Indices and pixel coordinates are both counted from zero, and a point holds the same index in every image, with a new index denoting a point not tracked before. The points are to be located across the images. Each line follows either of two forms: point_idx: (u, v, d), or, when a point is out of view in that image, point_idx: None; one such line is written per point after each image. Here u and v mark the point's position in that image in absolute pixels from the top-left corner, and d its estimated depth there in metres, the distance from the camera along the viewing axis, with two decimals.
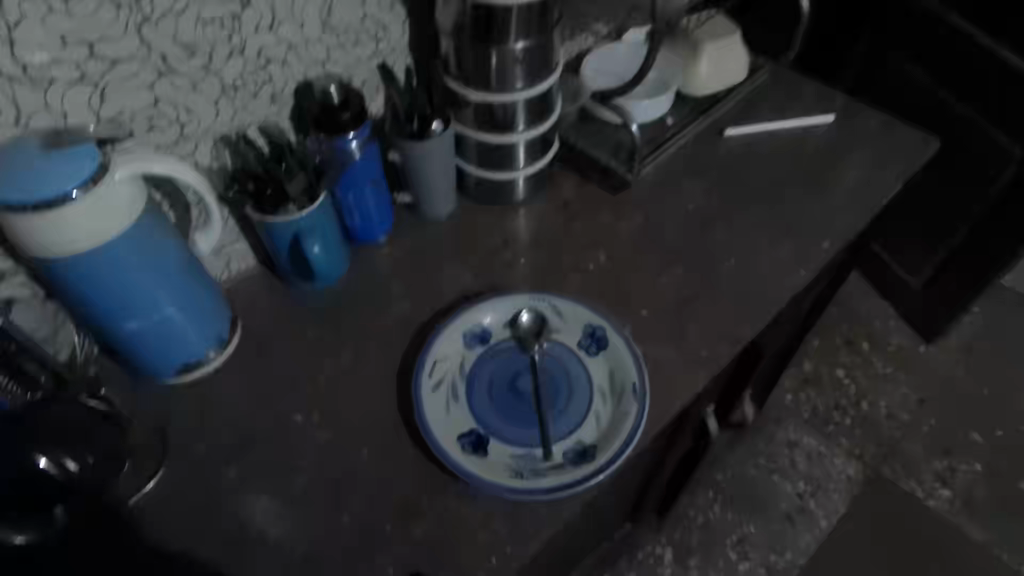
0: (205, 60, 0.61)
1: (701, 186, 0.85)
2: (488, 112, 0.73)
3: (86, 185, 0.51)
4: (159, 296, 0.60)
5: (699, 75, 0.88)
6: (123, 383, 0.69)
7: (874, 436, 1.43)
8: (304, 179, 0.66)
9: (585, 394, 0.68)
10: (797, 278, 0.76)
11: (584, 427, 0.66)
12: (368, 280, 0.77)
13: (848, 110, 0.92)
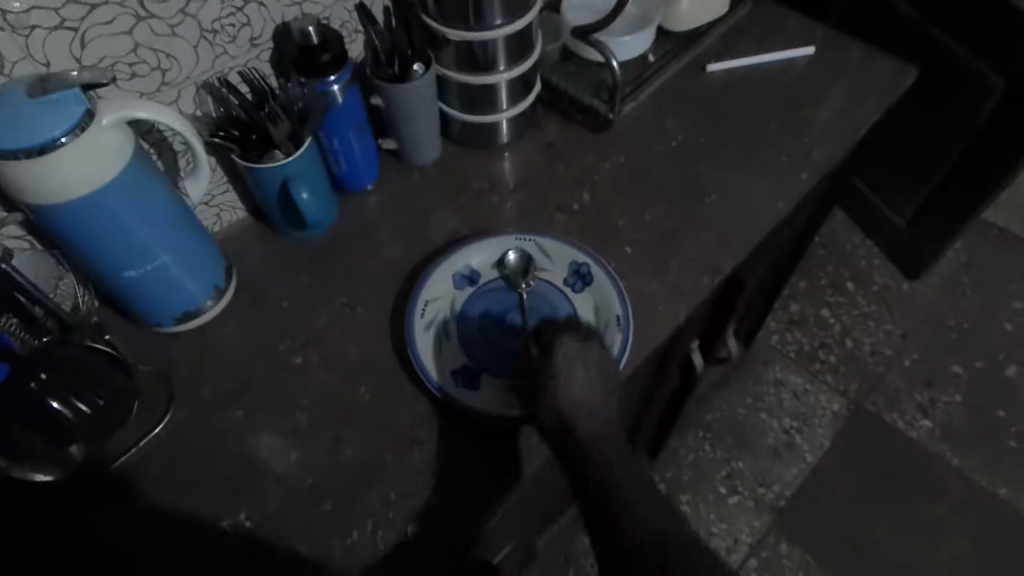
0: (181, 3, 0.61)
1: (683, 124, 0.85)
2: (468, 53, 0.73)
3: (75, 130, 0.52)
4: (155, 243, 0.61)
5: (677, 11, 0.88)
6: (125, 331, 0.71)
7: (858, 371, 1.48)
8: (288, 125, 0.66)
9: None
10: (776, 212, 0.78)
11: None
12: (357, 225, 0.79)
13: (829, 41, 0.92)
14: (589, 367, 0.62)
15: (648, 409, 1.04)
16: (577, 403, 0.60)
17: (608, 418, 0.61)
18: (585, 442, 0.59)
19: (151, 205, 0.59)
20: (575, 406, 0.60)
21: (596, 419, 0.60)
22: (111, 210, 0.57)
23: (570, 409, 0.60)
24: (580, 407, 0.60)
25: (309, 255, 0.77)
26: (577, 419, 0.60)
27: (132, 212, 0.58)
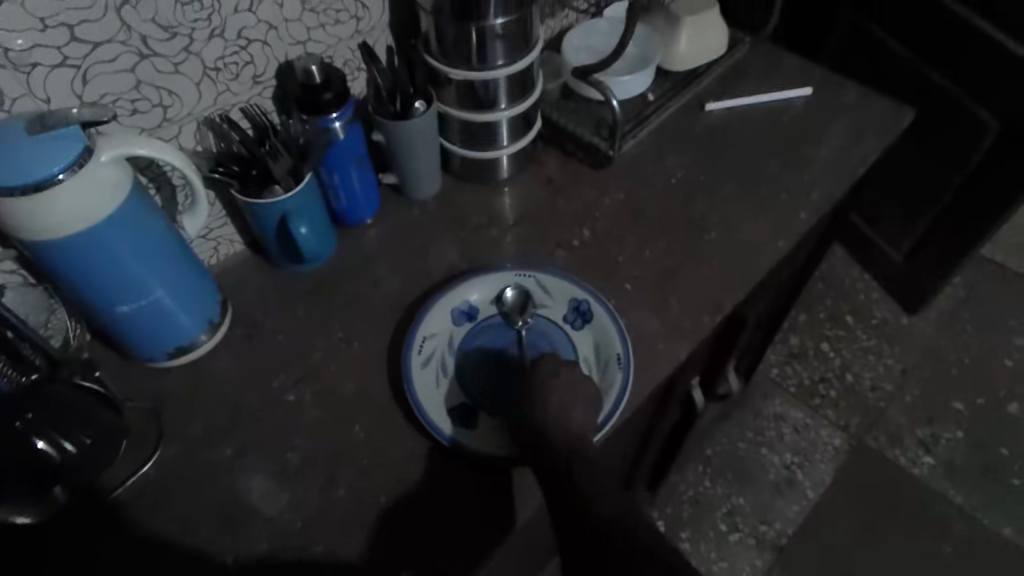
0: (185, 41, 0.61)
1: (683, 161, 0.86)
2: (470, 91, 0.73)
3: (73, 167, 0.52)
4: (150, 278, 0.60)
5: (677, 51, 0.89)
6: (116, 367, 0.70)
7: (859, 406, 1.46)
8: (288, 160, 0.66)
9: None
10: (777, 249, 0.78)
11: None
12: (356, 259, 0.79)
13: (826, 82, 0.93)
14: (574, 394, 0.62)
15: (648, 444, 1.02)
16: (554, 411, 0.60)
17: (587, 429, 0.60)
18: (559, 447, 0.58)
19: (147, 240, 0.59)
20: (552, 414, 0.60)
21: (572, 425, 0.59)
22: (105, 246, 0.56)
23: (546, 417, 0.60)
24: (554, 414, 0.60)
25: (307, 288, 0.76)
26: (552, 424, 0.59)
27: (126, 248, 0.57)
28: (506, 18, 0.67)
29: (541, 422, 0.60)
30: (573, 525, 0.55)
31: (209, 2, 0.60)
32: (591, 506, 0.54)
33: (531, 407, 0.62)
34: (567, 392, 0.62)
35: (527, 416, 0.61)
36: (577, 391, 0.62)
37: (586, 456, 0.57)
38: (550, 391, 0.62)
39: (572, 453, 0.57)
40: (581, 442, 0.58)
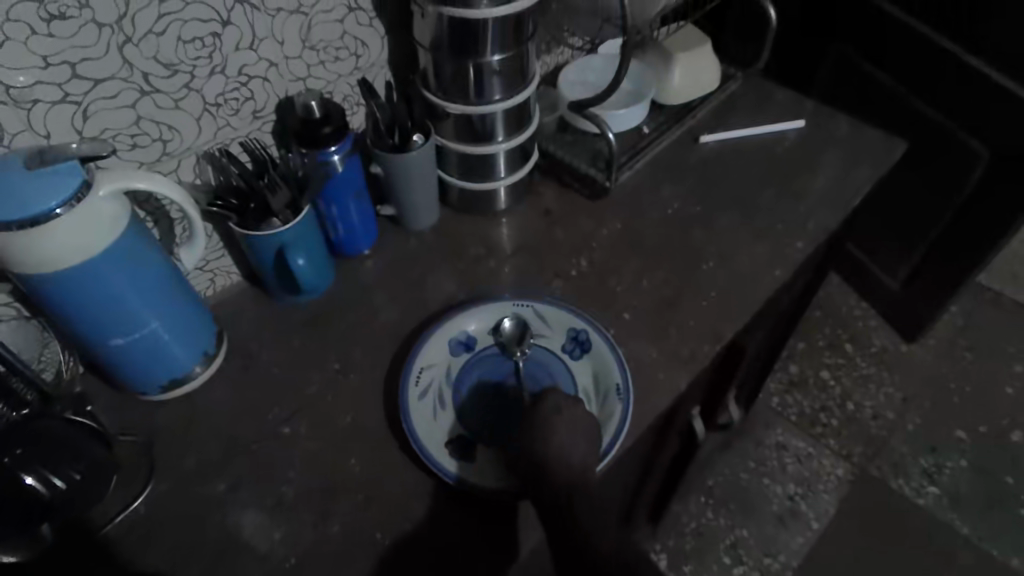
0: (186, 78, 0.62)
1: (679, 191, 0.87)
2: (467, 124, 0.74)
3: (71, 201, 0.52)
4: (145, 310, 0.60)
5: (671, 85, 0.91)
6: (109, 400, 0.69)
7: (861, 435, 1.44)
8: (287, 194, 0.67)
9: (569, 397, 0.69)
10: (773, 278, 0.78)
11: None
12: (353, 290, 0.78)
13: (818, 114, 0.94)
14: (576, 429, 0.61)
15: (649, 477, 1.01)
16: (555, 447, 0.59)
17: (588, 464, 0.59)
18: (560, 482, 0.57)
19: (144, 273, 0.59)
20: (553, 448, 0.59)
21: (574, 461, 0.58)
22: (101, 280, 0.56)
23: (547, 452, 0.58)
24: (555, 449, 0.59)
25: (304, 320, 0.76)
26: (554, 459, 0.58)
27: (123, 281, 0.57)
28: (502, 54, 0.68)
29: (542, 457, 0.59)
30: (573, 559, 0.55)
31: (211, 41, 0.62)
32: (594, 543, 0.54)
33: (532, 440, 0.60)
34: (569, 429, 0.61)
35: (527, 450, 0.60)
36: (578, 424, 0.62)
37: (589, 492, 0.57)
38: (552, 426, 0.60)
39: (575, 489, 0.57)
40: (583, 477, 0.58)
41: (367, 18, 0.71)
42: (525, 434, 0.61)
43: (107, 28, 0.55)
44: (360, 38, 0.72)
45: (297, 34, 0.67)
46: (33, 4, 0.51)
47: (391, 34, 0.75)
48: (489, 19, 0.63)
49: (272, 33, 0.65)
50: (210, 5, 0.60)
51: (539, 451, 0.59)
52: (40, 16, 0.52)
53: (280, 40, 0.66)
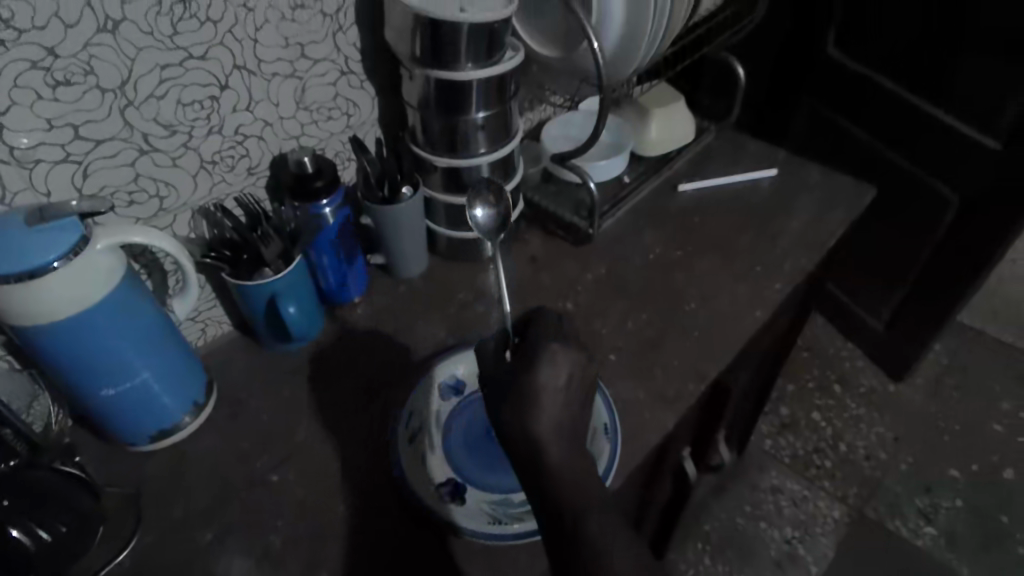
0: (184, 138, 0.65)
1: (661, 237, 0.89)
2: (454, 177, 0.77)
3: (68, 255, 0.54)
4: (138, 360, 0.61)
5: (648, 139, 0.95)
6: (98, 451, 0.70)
7: (855, 476, 1.44)
8: (279, 245, 0.69)
9: None
10: (754, 319, 0.80)
11: None
12: (343, 336, 0.80)
13: (790, 163, 0.99)
14: (569, 405, 0.52)
15: (641, 523, 1.01)
16: (548, 426, 0.50)
17: None
18: (568, 506, 0.48)
19: (138, 322, 0.60)
20: (548, 436, 0.50)
21: (576, 463, 0.50)
22: (95, 329, 0.57)
23: (542, 439, 0.50)
24: (551, 438, 0.50)
25: (295, 366, 0.77)
26: (551, 450, 0.50)
27: (117, 330, 0.58)
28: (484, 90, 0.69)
29: (535, 441, 0.50)
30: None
31: (209, 103, 0.65)
32: (605, 565, 0.47)
33: (519, 414, 0.51)
34: (560, 403, 0.51)
35: (513, 430, 0.51)
36: (577, 407, 0.52)
37: (600, 514, 0.49)
38: (545, 399, 0.51)
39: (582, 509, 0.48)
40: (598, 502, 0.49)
41: (359, 80, 0.75)
42: (511, 406, 0.51)
43: (110, 93, 0.58)
44: (351, 99, 0.76)
45: (291, 96, 0.71)
46: (41, 72, 0.54)
47: (381, 94, 0.79)
48: (473, 80, 0.67)
49: (268, 95, 0.69)
50: (210, 70, 0.63)
51: (534, 449, 0.50)
52: (46, 83, 0.54)
53: (275, 101, 0.70)
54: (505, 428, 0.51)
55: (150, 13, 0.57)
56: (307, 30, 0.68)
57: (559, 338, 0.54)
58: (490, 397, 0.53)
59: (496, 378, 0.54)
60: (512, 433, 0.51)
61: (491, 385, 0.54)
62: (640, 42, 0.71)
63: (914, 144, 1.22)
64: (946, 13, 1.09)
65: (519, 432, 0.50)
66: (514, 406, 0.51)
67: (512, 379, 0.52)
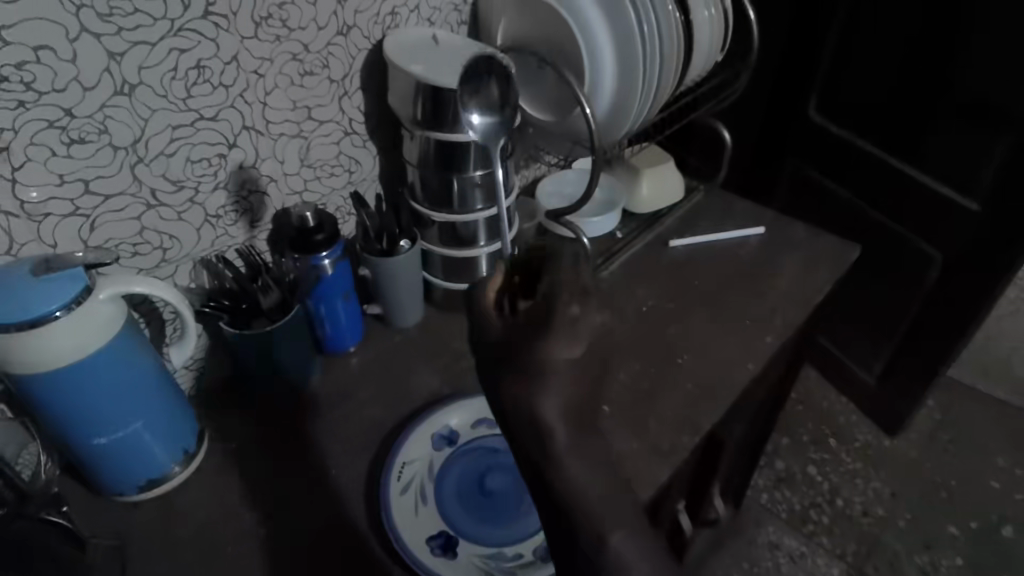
0: (190, 193, 0.67)
1: (653, 291, 0.91)
2: (451, 231, 0.79)
3: (70, 305, 0.55)
4: (134, 407, 0.61)
5: (639, 196, 0.99)
6: (85, 501, 0.69)
7: (853, 532, 1.42)
8: (277, 295, 0.71)
9: None
10: (746, 371, 0.80)
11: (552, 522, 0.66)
12: (336, 385, 0.80)
13: (778, 221, 1.02)
14: (583, 380, 0.45)
15: None
16: (557, 401, 0.44)
17: None
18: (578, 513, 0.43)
19: (136, 370, 0.60)
20: (557, 417, 0.44)
21: (585, 448, 0.44)
22: (93, 376, 0.57)
23: (549, 422, 0.44)
24: (558, 415, 0.44)
25: (288, 415, 0.77)
26: (556, 432, 0.44)
27: (115, 377, 0.59)
28: (476, 68, 0.67)
29: (540, 421, 0.44)
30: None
31: (216, 160, 0.67)
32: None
33: (523, 387, 0.45)
34: (574, 376, 0.45)
35: (515, 405, 0.45)
36: (591, 383, 0.46)
37: (613, 521, 0.43)
38: (555, 372, 0.45)
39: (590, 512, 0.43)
40: (611, 511, 0.43)
41: (361, 140, 0.79)
42: (517, 378, 0.45)
43: (122, 150, 0.60)
44: (353, 157, 0.79)
45: (296, 154, 0.73)
46: (57, 130, 0.56)
47: (382, 152, 0.82)
48: (469, 141, 0.70)
49: (273, 154, 0.71)
50: (219, 130, 0.66)
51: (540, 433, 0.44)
52: (61, 140, 0.57)
53: (281, 159, 0.72)
54: (506, 405, 0.45)
55: (165, 77, 0.60)
56: (314, 94, 0.72)
57: (576, 291, 0.46)
58: (491, 365, 0.47)
59: (498, 343, 0.48)
60: (513, 409, 0.45)
61: (490, 350, 0.48)
62: (630, 109, 0.75)
63: (895, 203, 1.27)
64: (925, 79, 1.15)
65: (522, 409, 0.44)
66: (518, 380, 0.45)
67: (516, 348, 0.46)
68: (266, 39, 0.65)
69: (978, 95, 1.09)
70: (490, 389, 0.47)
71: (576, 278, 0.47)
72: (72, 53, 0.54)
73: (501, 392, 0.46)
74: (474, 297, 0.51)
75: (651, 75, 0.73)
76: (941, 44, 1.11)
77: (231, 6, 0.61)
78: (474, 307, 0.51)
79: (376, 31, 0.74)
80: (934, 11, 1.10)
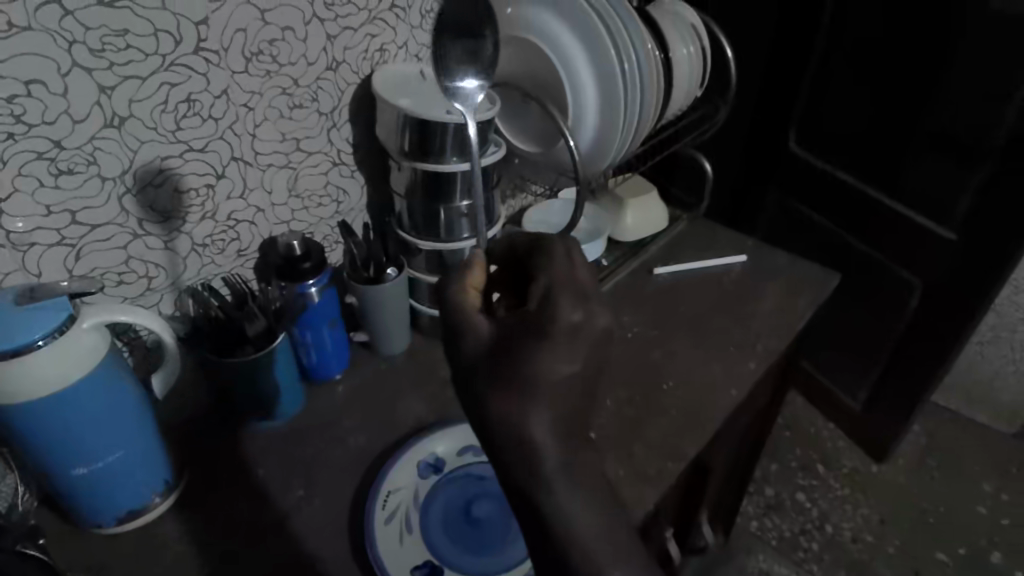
0: (177, 223, 0.68)
1: (638, 317, 0.92)
2: (436, 258, 0.80)
3: (52, 334, 0.54)
4: (115, 438, 0.60)
5: (624, 225, 1.00)
6: (61, 533, 0.67)
7: (843, 559, 1.40)
8: (264, 322, 0.69)
9: None
10: (730, 397, 0.81)
11: None
12: (322, 413, 0.80)
13: (760, 249, 1.04)
14: (573, 393, 0.43)
15: None
16: (547, 413, 0.42)
17: None
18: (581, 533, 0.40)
19: (120, 400, 0.59)
20: (547, 434, 0.42)
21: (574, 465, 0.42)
22: (76, 404, 0.56)
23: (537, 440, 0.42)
24: (548, 429, 0.42)
25: (274, 443, 0.76)
26: (544, 446, 0.42)
27: (98, 405, 0.58)
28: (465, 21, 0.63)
29: (530, 437, 0.42)
30: None
31: (204, 190, 0.68)
32: None
33: (511, 400, 0.42)
34: (564, 392, 0.42)
35: (502, 420, 0.42)
36: (584, 396, 0.44)
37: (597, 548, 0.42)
38: (545, 385, 0.42)
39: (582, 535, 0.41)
40: (605, 535, 0.43)
41: (349, 170, 0.80)
42: (503, 392, 0.42)
43: (110, 181, 0.61)
44: (341, 187, 0.80)
45: (284, 185, 0.75)
46: (45, 162, 0.56)
47: (369, 182, 0.83)
48: (456, 171, 0.71)
49: (261, 184, 0.72)
50: (207, 161, 0.67)
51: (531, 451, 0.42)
52: (50, 172, 0.57)
53: (268, 190, 0.73)
54: (491, 420, 0.42)
55: (155, 110, 0.61)
56: (302, 126, 0.73)
57: (577, 298, 0.46)
58: (472, 373, 0.44)
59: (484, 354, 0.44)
60: (500, 425, 0.42)
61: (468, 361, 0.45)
62: (613, 143, 0.77)
63: (871, 232, 1.31)
64: (901, 113, 1.19)
65: (511, 424, 0.42)
66: (506, 393, 0.42)
67: (504, 358, 0.43)
68: (257, 73, 0.66)
69: (952, 131, 1.13)
70: (471, 404, 0.44)
71: (570, 286, 0.47)
72: (63, 87, 0.55)
73: (486, 404, 0.42)
74: (446, 300, 0.48)
75: (632, 111, 0.75)
76: (916, 80, 1.14)
77: (223, 42, 0.62)
78: (452, 316, 0.47)
79: (364, 67, 0.75)
80: (907, 50, 1.14)
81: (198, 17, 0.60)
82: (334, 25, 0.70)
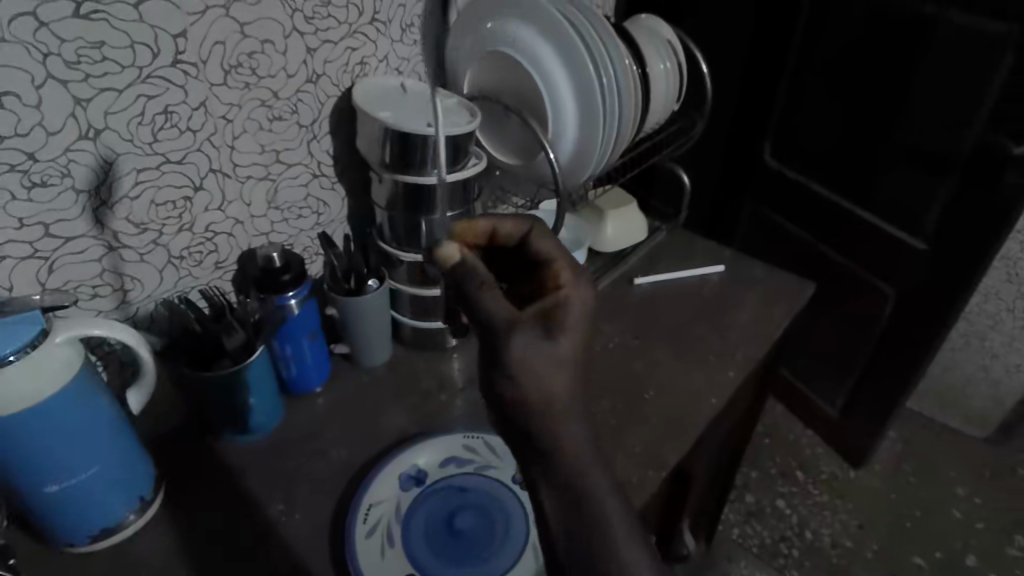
0: (154, 235, 0.67)
1: (619, 327, 0.93)
2: (418, 270, 0.80)
3: (24, 349, 0.53)
4: (90, 454, 0.59)
5: (604, 236, 1.02)
6: (32, 555, 0.65)
7: (823, 565, 1.42)
8: (242, 336, 0.68)
9: (522, 528, 0.68)
10: (709, 406, 0.81)
11: (523, 560, 0.66)
12: (302, 426, 0.79)
13: (738, 259, 1.06)
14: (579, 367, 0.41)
15: None
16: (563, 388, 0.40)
17: None
18: (559, 545, 0.39)
19: (94, 415, 0.58)
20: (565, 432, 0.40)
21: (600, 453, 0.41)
22: (50, 420, 0.55)
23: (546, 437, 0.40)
24: (577, 403, 0.41)
25: (252, 457, 0.75)
26: (574, 421, 0.40)
27: (73, 421, 0.56)
28: None
29: (561, 413, 0.40)
30: None
31: (181, 203, 0.67)
32: None
33: (529, 381, 0.40)
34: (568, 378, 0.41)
35: (527, 404, 0.40)
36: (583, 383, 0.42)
37: None
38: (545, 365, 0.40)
39: (585, 539, 0.39)
40: None
41: (329, 183, 0.80)
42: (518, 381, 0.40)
43: (85, 194, 0.60)
44: (321, 199, 0.80)
45: (263, 198, 0.74)
46: (18, 174, 0.56)
47: (350, 195, 0.84)
48: (438, 183, 0.72)
49: (240, 196, 0.72)
50: (185, 173, 0.66)
51: (522, 459, 0.41)
52: (23, 184, 0.56)
53: (247, 202, 0.73)
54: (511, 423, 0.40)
55: (132, 122, 0.60)
56: (282, 138, 0.72)
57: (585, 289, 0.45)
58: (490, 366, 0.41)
59: (503, 329, 0.41)
60: (524, 409, 0.40)
61: (490, 341, 0.41)
62: (592, 157, 0.78)
63: (845, 242, 1.34)
64: (871, 126, 1.22)
65: (538, 405, 0.40)
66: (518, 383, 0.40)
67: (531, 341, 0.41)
68: (236, 86, 0.66)
69: (920, 144, 1.16)
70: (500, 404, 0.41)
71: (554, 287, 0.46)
72: (37, 99, 0.54)
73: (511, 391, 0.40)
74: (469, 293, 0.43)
75: (611, 125, 0.76)
76: (886, 95, 1.17)
77: (201, 55, 0.62)
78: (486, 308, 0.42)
79: (345, 79, 0.75)
80: (875, 66, 1.17)
81: (176, 29, 0.59)
82: (314, 38, 0.70)
